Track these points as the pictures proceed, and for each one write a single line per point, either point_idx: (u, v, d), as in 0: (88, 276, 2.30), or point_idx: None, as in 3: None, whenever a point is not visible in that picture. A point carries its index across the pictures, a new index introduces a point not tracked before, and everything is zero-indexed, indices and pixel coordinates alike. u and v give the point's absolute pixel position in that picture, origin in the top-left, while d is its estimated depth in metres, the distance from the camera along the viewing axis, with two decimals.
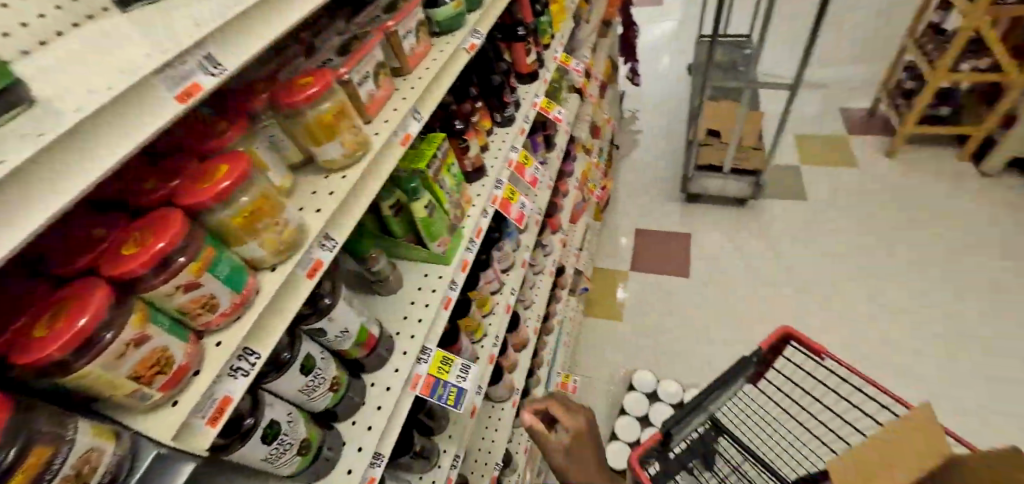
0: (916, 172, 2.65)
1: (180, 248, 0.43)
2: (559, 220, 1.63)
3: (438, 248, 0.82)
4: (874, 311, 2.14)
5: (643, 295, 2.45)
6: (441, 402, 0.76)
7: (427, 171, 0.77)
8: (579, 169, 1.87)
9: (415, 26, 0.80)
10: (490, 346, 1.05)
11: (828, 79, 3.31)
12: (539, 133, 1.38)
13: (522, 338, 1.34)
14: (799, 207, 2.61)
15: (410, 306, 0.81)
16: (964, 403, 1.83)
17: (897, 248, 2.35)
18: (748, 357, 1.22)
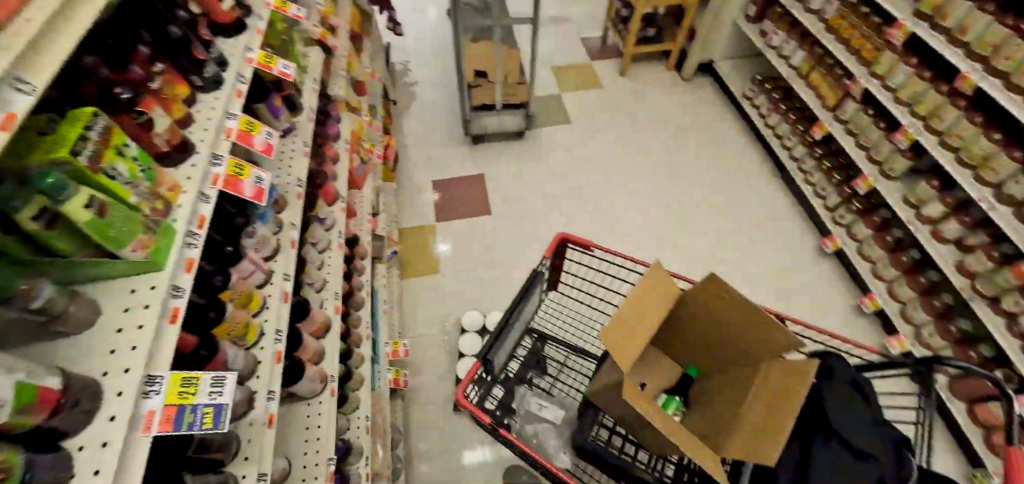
0: (642, 86, 3.21)
1: None
2: (334, 189, 1.48)
3: (136, 253, 0.65)
4: (632, 208, 2.62)
5: (454, 243, 2.50)
6: (195, 430, 0.64)
7: (78, 159, 0.58)
8: (346, 130, 1.71)
9: None
10: (271, 344, 0.95)
11: (566, 14, 3.69)
12: (275, 94, 1.17)
13: (321, 323, 1.23)
14: (565, 132, 2.94)
15: (116, 337, 0.64)
16: (697, 260, 2.43)
17: (642, 151, 2.87)
18: (537, 270, 1.33)
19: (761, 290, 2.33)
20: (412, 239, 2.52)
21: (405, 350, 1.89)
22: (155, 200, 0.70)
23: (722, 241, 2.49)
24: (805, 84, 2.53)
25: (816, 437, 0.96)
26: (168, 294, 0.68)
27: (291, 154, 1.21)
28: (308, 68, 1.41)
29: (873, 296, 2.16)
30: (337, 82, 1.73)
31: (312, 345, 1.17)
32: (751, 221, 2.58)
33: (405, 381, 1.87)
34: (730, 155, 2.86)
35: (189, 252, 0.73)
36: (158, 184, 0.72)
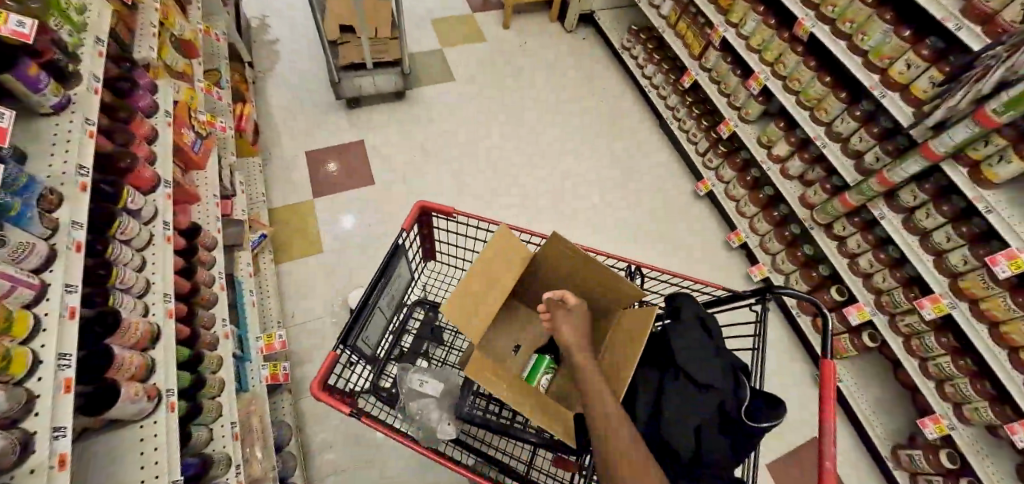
0: (526, 39, 3.12)
1: None
2: (153, 173, 1.26)
3: None
4: (521, 166, 2.59)
5: (336, 218, 2.32)
6: None
7: None
8: (167, 102, 1.44)
9: None
10: (57, 370, 0.80)
11: None
12: (31, 60, 0.92)
13: (144, 331, 1.06)
14: (449, 91, 2.80)
15: None
16: (586, 213, 2.48)
17: (530, 108, 2.82)
18: (398, 243, 1.25)
19: (645, 236, 2.45)
20: (289, 219, 2.29)
21: (281, 343, 1.71)
22: None
23: (609, 193, 2.57)
24: (674, 34, 2.61)
25: (668, 375, 1.01)
26: None
27: (71, 138, 0.99)
28: (88, 25, 1.14)
29: (738, 231, 2.35)
30: (147, 42, 1.42)
31: (134, 359, 1.00)
32: (634, 171, 2.67)
33: (286, 374, 1.72)
34: (614, 107, 2.92)
35: None
36: None
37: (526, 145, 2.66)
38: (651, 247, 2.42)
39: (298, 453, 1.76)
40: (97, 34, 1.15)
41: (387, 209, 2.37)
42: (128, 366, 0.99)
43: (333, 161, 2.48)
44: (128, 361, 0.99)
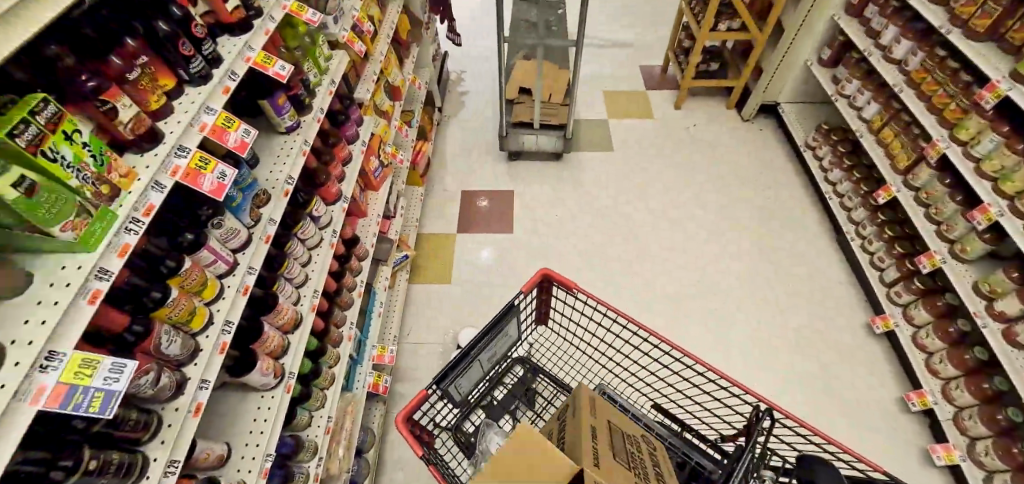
0: (695, 120, 3.06)
1: None
2: (336, 189, 1.53)
3: (65, 231, 0.68)
4: (670, 247, 2.47)
5: (469, 256, 2.49)
6: (80, 411, 0.66)
7: (15, 140, 0.61)
8: (365, 133, 1.76)
9: None
10: (219, 333, 1.00)
11: (630, 39, 3.61)
12: (282, 93, 1.22)
13: (289, 317, 1.26)
14: (606, 160, 2.85)
15: (28, 316, 0.66)
16: (734, 315, 2.23)
17: (686, 190, 2.71)
18: (512, 302, 1.30)
19: (801, 361, 2.09)
20: (433, 248, 2.53)
21: (390, 358, 1.93)
22: (90, 186, 0.72)
23: (761, 299, 2.28)
24: (876, 140, 2.30)
25: None
26: (91, 275, 0.71)
27: (289, 152, 1.25)
28: (329, 70, 1.46)
29: (923, 393, 1.89)
30: (365, 86, 1.76)
31: (272, 340, 1.19)
32: (800, 282, 2.34)
33: (385, 387, 1.88)
34: (784, 207, 2.64)
35: (123, 236, 0.76)
36: (110, 170, 0.76)
37: (676, 225, 2.56)
38: (806, 376, 2.05)
39: (373, 464, 1.86)
40: (332, 78, 1.46)
41: (521, 259, 2.46)
42: (271, 343, 1.19)
43: (485, 197, 2.72)
44: (273, 339, 1.19)
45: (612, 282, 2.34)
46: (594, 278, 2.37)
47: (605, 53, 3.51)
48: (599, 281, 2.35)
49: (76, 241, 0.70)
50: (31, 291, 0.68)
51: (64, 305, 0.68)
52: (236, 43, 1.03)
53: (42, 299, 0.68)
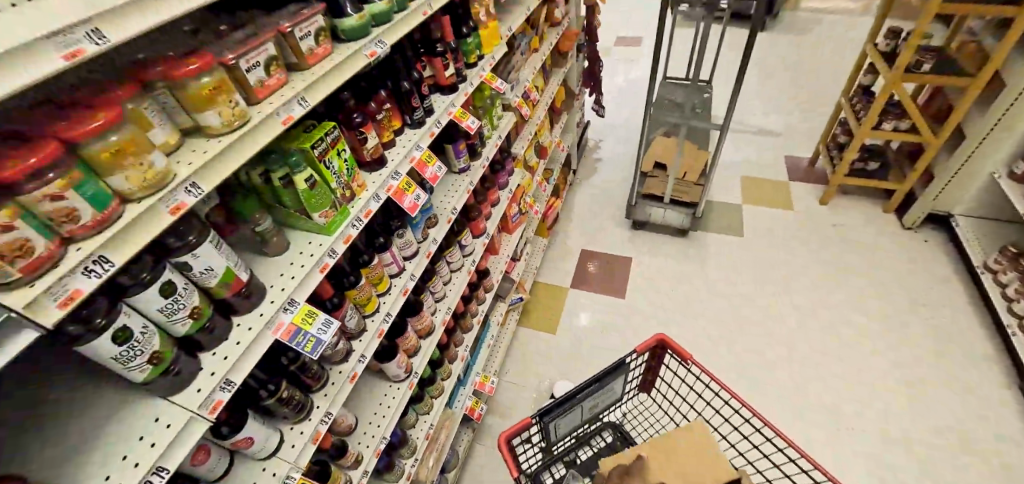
0: (843, 219, 2.86)
1: (33, 178, 0.56)
2: (482, 225, 1.78)
3: (320, 217, 0.96)
4: (823, 352, 2.26)
5: (580, 311, 2.57)
6: (299, 348, 0.90)
7: (312, 151, 0.92)
8: (513, 181, 2.02)
9: (312, 29, 0.90)
10: (380, 321, 1.22)
11: (778, 127, 3.55)
12: (463, 141, 1.51)
13: (426, 324, 1.47)
14: (738, 245, 2.78)
15: (283, 270, 0.94)
16: (917, 445, 1.94)
17: (829, 290, 2.51)
18: (624, 360, 1.37)
19: None
20: (546, 296, 2.68)
21: (490, 387, 2.04)
22: (342, 189, 1.00)
23: (948, 435, 1.95)
24: None
25: None
26: (325, 251, 0.97)
27: (458, 188, 1.52)
28: (497, 127, 1.76)
29: None
30: (520, 142, 2.04)
31: (410, 339, 1.40)
32: (1000, 428, 1.96)
33: (480, 413, 2.02)
34: (965, 334, 2.27)
35: (351, 229, 1.03)
36: (353, 180, 1.03)
37: (821, 329, 2.35)
38: None
39: None
40: (498, 132, 1.75)
41: (644, 325, 2.46)
42: (406, 342, 1.40)
43: (592, 262, 2.80)
44: (409, 339, 1.40)
45: (750, 376, 2.21)
46: (726, 367, 2.25)
47: (747, 139, 3.49)
48: (729, 369, 2.24)
49: (321, 226, 0.98)
50: (287, 255, 0.96)
51: (304, 268, 0.95)
52: (445, 101, 1.35)
53: (292, 261, 0.96)
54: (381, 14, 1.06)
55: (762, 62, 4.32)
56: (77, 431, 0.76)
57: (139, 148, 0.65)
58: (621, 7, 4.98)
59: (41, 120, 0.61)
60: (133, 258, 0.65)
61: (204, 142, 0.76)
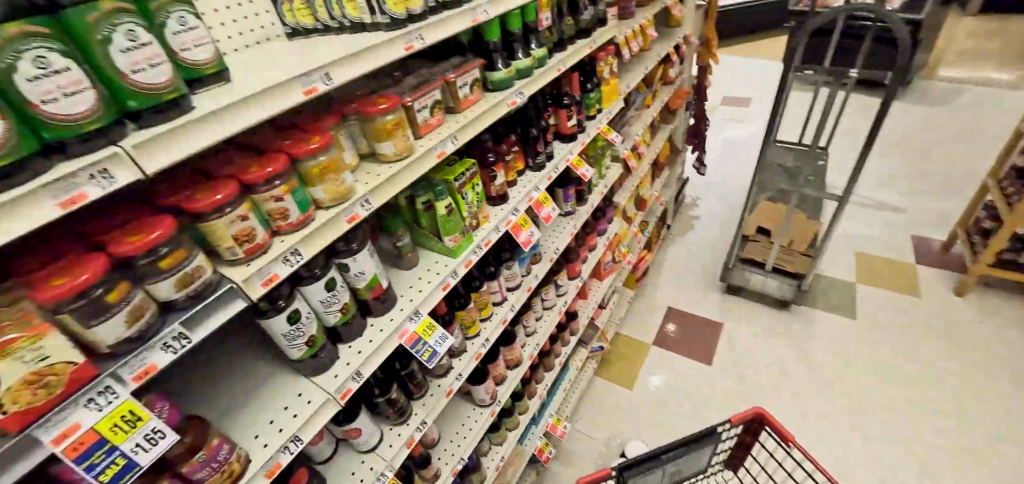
0: (983, 316, 2.50)
1: (267, 183, 0.71)
2: (578, 267, 1.83)
3: (450, 241, 1.08)
4: (952, 467, 1.94)
5: (661, 369, 2.48)
6: (418, 355, 0.99)
7: (454, 182, 1.05)
8: (611, 230, 2.06)
9: (471, 80, 1.06)
10: (479, 344, 1.30)
11: (905, 205, 3.24)
12: (573, 186, 1.60)
13: (515, 355, 1.53)
14: (849, 327, 2.52)
15: (412, 283, 1.06)
16: None
17: (962, 395, 2.18)
18: (716, 429, 1.31)
19: None
20: (626, 349, 2.61)
21: (561, 431, 2.02)
22: (470, 219, 1.12)
23: None
24: None
25: None
26: (449, 272, 1.08)
27: (562, 230, 1.60)
28: (605, 176, 1.83)
29: None
30: (623, 192, 2.09)
31: (499, 367, 1.47)
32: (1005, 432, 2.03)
33: (547, 456, 2.00)
34: None
35: (472, 255, 1.13)
36: (480, 212, 1.15)
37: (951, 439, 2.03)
38: None
39: None
40: (605, 181, 1.83)
41: (730, 396, 2.30)
42: (495, 369, 1.46)
43: (671, 323, 2.70)
44: (498, 366, 1.47)
45: (843, 460, 1.99)
46: (827, 462, 2.01)
47: (867, 214, 3.21)
48: (828, 460, 2.00)
49: (449, 248, 1.10)
50: (418, 271, 1.09)
51: (429, 284, 1.06)
52: (565, 150, 1.46)
53: (420, 276, 1.08)
54: (524, 69, 1.21)
55: (891, 133, 3.98)
56: (233, 395, 0.89)
57: (339, 168, 0.80)
58: (732, 63, 4.87)
59: (275, 138, 0.78)
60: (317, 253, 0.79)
61: (377, 167, 0.91)
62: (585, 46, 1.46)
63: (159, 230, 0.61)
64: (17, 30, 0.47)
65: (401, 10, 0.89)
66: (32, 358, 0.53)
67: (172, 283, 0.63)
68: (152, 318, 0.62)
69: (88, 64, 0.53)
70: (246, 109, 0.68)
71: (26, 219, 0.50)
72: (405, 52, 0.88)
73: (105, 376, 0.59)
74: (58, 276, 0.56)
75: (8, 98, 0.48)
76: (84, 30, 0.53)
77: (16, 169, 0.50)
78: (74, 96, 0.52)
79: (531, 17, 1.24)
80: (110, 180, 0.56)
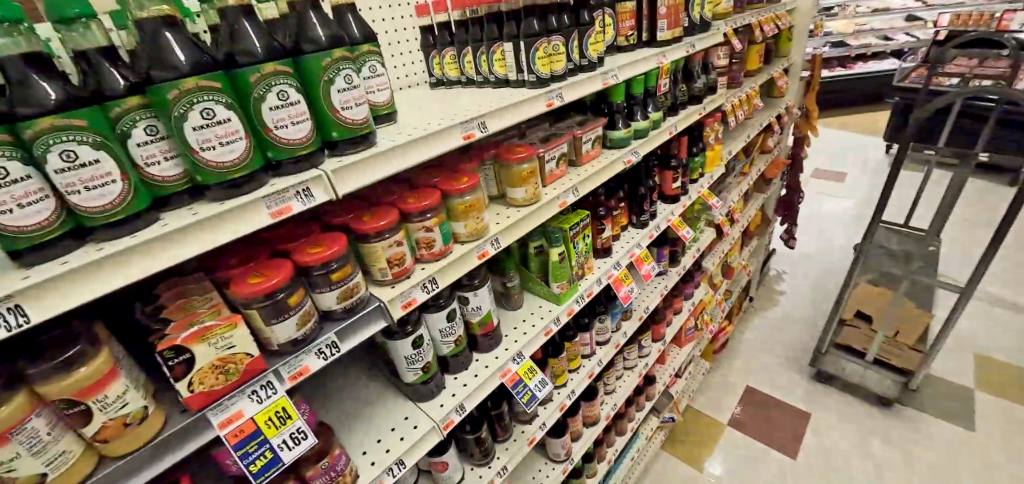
0: None
1: (422, 214, 0.78)
2: (662, 330, 1.77)
3: (557, 287, 1.10)
4: None
5: (737, 453, 2.27)
6: (518, 397, 1.00)
7: (568, 231, 1.09)
8: (698, 295, 1.99)
9: (594, 137, 1.13)
10: (565, 395, 1.28)
11: None
12: (667, 247, 1.60)
13: (594, 412, 1.48)
14: (968, 439, 2.19)
15: (516, 324, 1.09)
16: None
17: None
18: None
19: None
20: (697, 425, 2.43)
21: None
22: (577, 268, 1.14)
23: None
24: None
25: None
26: (553, 318, 1.10)
27: (654, 290, 1.58)
28: (699, 240, 1.80)
29: None
30: (713, 258, 2.03)
31: (578, 422, 1.42)
32: None
33: None
34: None
35: (575, 304, 1.15)
36: (586, 262, 1.18)
37: None
38: None
39: None
40: (699, 243, 1.79)
41: None
42: (574, 425, 1.42)
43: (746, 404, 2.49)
44: (576, 422, 1.43)
45: None
46: None
47: (985, 312, 2.87)
48: None
49: (554, 295, 1.13)
50: (523, 313, 1.12)
51: (533, 327, 1.08)
52: (666, 210, 1.48)
53: (524, 318, 1.11)
54: (641, 131, 1.27)
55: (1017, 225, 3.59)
56: (344, 408, 0.94)
57: (480, 207, 0.85)
58: (827, 138, 4.70)
59: (429, 175, 0.86)
60: (450, 284, 0.84)
61: (506, 210, 0.97)
62: (695, 113, 1.50)
63: (336, 246, 0.68)
64: (272, 69, 0.58)
65: (547, 71, 0.97)
66: (222, 346, 0.60)
67: (336, 295, 0.69)
68: (313, 325, 0.68)
69: (314, 99, 0.63)
70: (417, 146, 0.75)
71: (246, 221, 0.59)
72: (546, 108, 0.95)
73: (269, 372, 0.65)
74: (257, 273, 0.64)
75: (255, 122, 0.59)
76: (318, 71, 0.62)
77: (245, 180, 0.60)
78: (298, 124, 0.62)
79: (651, 83, 1.30)
80: (311, 198, 0.64)
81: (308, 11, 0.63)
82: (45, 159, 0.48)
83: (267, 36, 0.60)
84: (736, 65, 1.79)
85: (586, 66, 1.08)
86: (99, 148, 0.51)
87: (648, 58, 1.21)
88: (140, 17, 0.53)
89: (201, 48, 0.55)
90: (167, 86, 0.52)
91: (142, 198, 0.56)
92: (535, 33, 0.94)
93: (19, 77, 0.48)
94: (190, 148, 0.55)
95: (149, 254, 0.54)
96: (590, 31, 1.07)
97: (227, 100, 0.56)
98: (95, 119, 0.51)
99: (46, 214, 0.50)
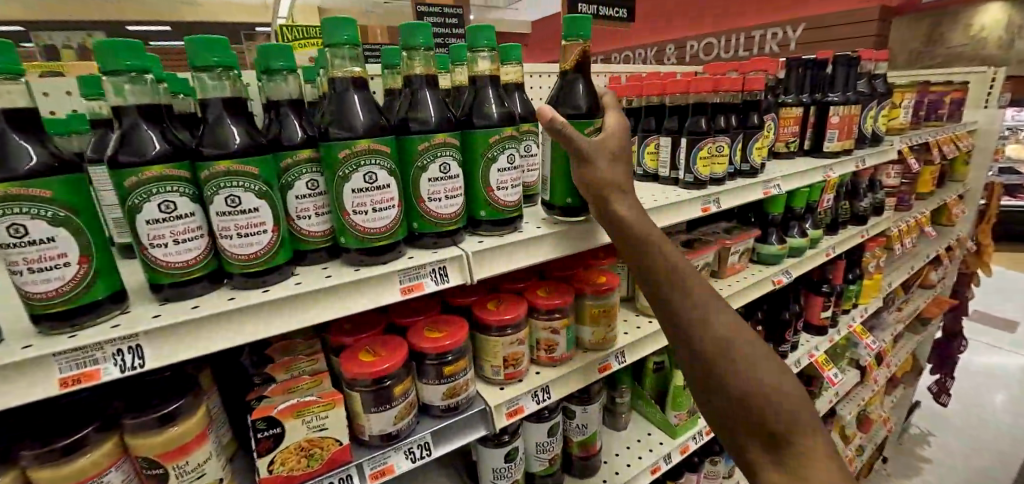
0: None
1: (550, 313, 0.69)
2: None
3: (674, 417, 0.93)
4: None
5: None
6: None
7: None
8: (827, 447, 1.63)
9: (743, 249, 1.00)
10: None
11: None
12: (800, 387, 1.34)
13: None
14: None
15: (619, 451, 0.92)
16: None
17: None
18: None
19: None
20: None
21: None
22: None
23: None
24: None
25: None
26: (664, 454, 0.91)
27: None
28: (840, 381, 1.49)
29: None
30: (851, 405, 1.67)
31: None
32: None
33: None
34: None
35: (691, 441, 0.96)
36: None
37: None
38: None
39: None
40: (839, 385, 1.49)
41: None
42: None
43: None
44: None
45: None
46: None
47: None
48: None
49: (669, 425, 0.96)
50: (629, 438, 0.96)
51: (639, 459, 0.90)
52: (809, 342, 1.25)
53: (631, 444, 0.95)
54: (796, 249, 1.10)
55: None
56: None
57: (613, 316, 0.75)
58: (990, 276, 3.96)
59: (561, 268, 0.78)
60: (562, 398, 0.72)
61: (636, 321, 0.86)
62: (858, 235, 1.29)
63: (457, 337, 0.60)
64: (441, 140, 0.55)
65: (705, 173, 0.86)
66: (314, 426, 0.53)
67: (444, 389, 0.61)
68: (411, 419, 0.60)
69: (471, 175, 0.59)
70: (562, 237, 0.67)
71: (378, 294, 0.54)
72: (701, 213, 0.83)
73: (352, 465, 0.56)
74: (370, 350, 0.58)
75: (410, 189, 0.56)
76: (483, 146, 0.58)
77: (386, 248, 0.56)
78: (451, 199, 0.58)
79: (813, 197, 1.14)
80: (444, 279, 0.58)
81: (487, 87, 0.60)
82: (211, 200, 0.47)
83: (443, 107, 0.57)
84: (906, 186, 1.55)
85: (746, 172, 0.97)
86: (263, 198, 0.49)
87: (816, 169, 1.07)
88: (335, 76, 0.52)
89: (381, 111, 0.54)
90: (343, 146, 0.50)
91: (285, 250, 0.54)
92: (700, 132, 0.86)
93: (216, 117, 0.48)
94: (344, 209, 0.52)
95: (274, 313, 0.50)
96: (757, 135, 0.96)
97: (392, 165, 0.53)
98: (270, 167, 0.50)
99: (195, 253, 0.49)
